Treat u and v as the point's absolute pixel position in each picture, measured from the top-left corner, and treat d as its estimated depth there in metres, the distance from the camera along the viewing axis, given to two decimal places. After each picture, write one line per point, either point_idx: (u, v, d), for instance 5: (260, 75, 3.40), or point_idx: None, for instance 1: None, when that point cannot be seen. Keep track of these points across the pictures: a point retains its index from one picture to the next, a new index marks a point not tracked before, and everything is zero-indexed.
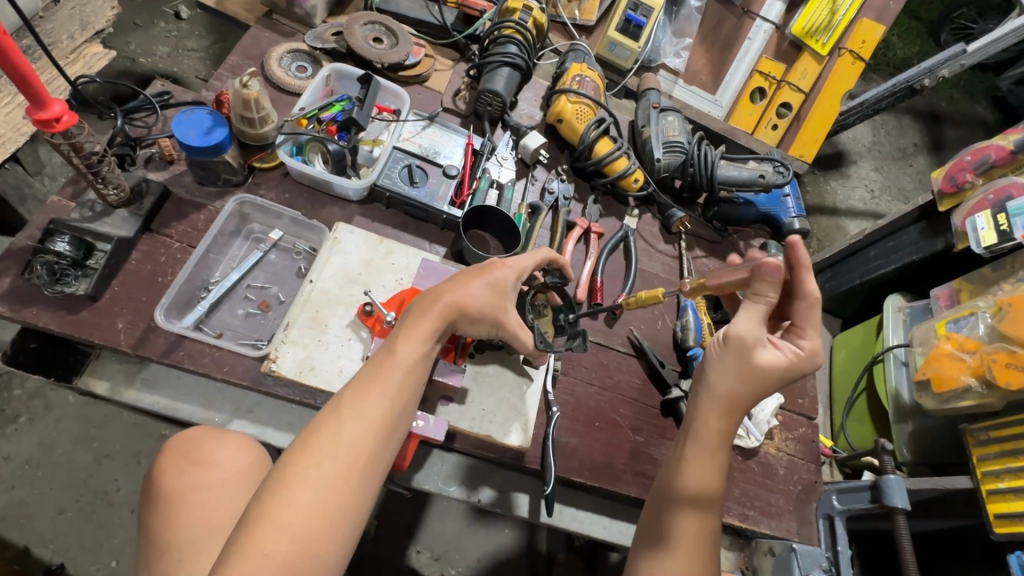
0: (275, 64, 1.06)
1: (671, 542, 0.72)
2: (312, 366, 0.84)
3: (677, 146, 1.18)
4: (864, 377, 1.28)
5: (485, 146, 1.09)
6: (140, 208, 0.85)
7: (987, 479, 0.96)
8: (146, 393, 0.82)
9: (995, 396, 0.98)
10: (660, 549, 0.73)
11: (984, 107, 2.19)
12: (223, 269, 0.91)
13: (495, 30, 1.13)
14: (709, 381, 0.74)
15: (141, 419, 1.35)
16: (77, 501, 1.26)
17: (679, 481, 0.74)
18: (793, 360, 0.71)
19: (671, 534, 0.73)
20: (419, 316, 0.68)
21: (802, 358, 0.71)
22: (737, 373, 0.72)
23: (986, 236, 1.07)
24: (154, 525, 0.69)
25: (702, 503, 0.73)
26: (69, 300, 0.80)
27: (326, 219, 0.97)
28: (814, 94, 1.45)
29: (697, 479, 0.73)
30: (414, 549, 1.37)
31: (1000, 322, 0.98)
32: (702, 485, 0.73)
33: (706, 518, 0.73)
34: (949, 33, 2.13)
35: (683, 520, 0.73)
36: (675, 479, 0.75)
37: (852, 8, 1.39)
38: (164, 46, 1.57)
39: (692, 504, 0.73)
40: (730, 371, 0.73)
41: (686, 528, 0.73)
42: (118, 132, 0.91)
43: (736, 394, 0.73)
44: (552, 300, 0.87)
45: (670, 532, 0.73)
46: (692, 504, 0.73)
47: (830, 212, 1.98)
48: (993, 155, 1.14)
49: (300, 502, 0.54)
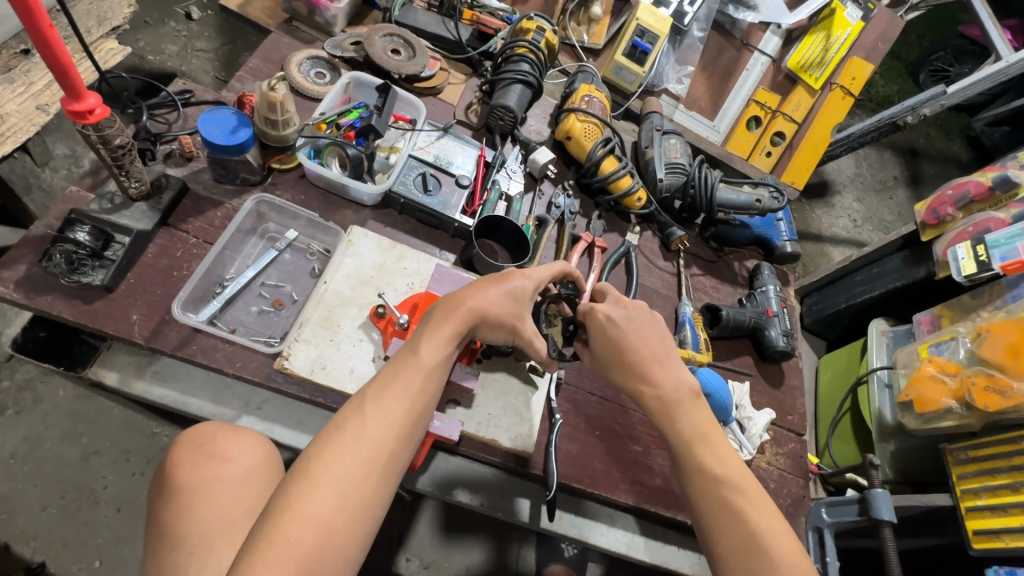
0: (295, 69, 1.08)
1: (721, 528, 0.66)
2: (323, 364, 0.85)
3: (679, 168, 1.23)
4: (849, 397, 1.33)
5: (496, 158, 1.12)
6: (159, 202, 0.87)
7: (966, 497, 1.00)
8: (156, 386, 0.83)
9: (973, 416, 1.04)
10: (727, 542, 0.65)
11: (960, 146, 2.31)
12: (238, 266, 0.92)
13: (508, 48, 1.17)
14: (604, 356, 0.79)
15: (132, 416, 1.33)
16: (62, 498, 1.23)
17: (700, 468, 0.70)
18: (620, 311, 0.79)
19: (724, 527, 0.66)
20: (441, 319, 0.70)
21: (617, 321, 0.78)
22: (605, 346, 0.78)
23: (966, 265, 1.13)
24: (165, 516, 0.69)
25: (731, 470, 0.69)
26: (84, 290, 0.80)
27: (340, 222, 0.99)
28: (806, 125, 1.53)
29: (713, 455, 0.71)
30: (404, 557, 1.36)
31: (979, 346, 1.04)
32: (710, 458, 0.70)
33: (741, 482, 0.69)
34: (927, 74, 2.24)
35: (714, 503, 0.68)
36: (693, 467, 0.70)
37: (843, 47, 1.47)
38: (174, 44, 1.58)
39: (708, 479, 0.69)
40: (613, 345, 0.77)
41: (741, 509, 0.66)
42: (141, 128, 0.93)
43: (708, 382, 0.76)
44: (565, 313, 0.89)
45: (733, 530, 0.65)
46: (725, 478, 0.69)
47: (815, 238, 2.06)
48: (972, 191, 1.21)
49: (324, 494, 0.56)
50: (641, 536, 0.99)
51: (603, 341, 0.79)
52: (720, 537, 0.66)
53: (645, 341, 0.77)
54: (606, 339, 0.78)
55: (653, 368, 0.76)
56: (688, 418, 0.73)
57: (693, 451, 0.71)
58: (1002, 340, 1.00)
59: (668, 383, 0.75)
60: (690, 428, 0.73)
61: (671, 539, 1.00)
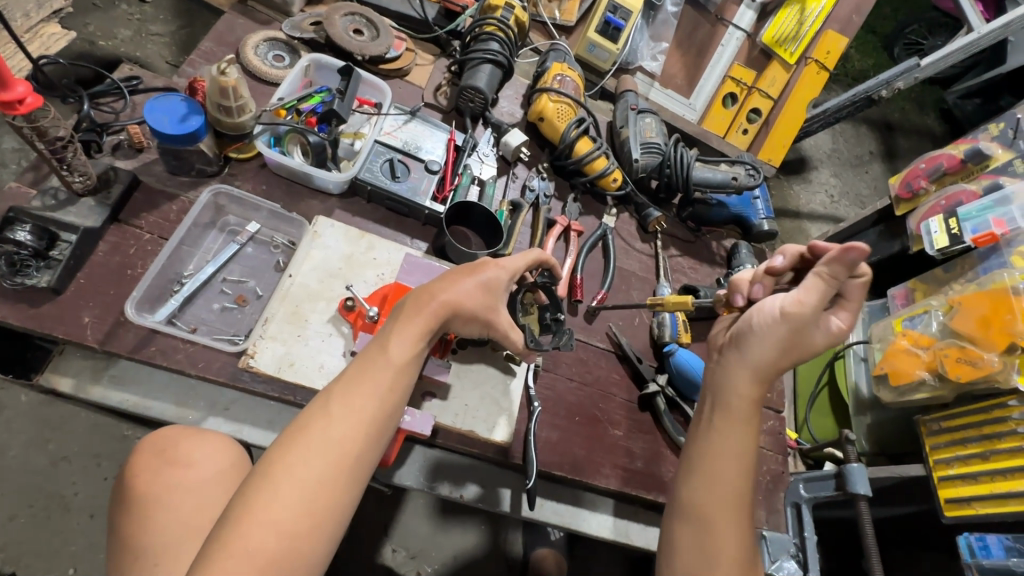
0: (252, 52, 1.03)
1: (704, 536, 0.71)
2: (291, 362, 0.82)
3: (654, 148, 1.20)
4: (826, 372, 1.34)
5: (466, 142, 1.08)
6: (107, 196, 0.82)
7: (938, 466, 1.02)
8: (114, 391, 0.79)
9: (947, 388, 1.05)
10: (706, 545, 0.71)
11: (933, 119, 2.32)
12: (197, 262, 0.88)
13: (476, 27, 1.12)
14: (747, 350, 0.73)
15: (102, 419, 1.29)
16: (31, 506, 1.19)
17: (720, 478, 0.72)
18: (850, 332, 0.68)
19: (709, 534, 0.71)
20: (412, 313, 0.68)
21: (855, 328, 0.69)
22: (781, 346, 0.71)
23: (939, 239, 1.13)
24: (129, 527, 0.67)
25: (744, 485, 0.73)
26: (30, 292, 0.76)
27: (305, 212, 0.95)
28: (782, 101, 1.52)
29: (719, 458, 0.73)
30: (389, 548, 1.35)
31: (951, 319, 1.05)
32: (734, 482, 0.72)
33: (742, 507, 0.72)
34: (902, 48, 2.24)
35: (714, 514, 0.71)
36: (714, 473, 0.72)
37: (818, 20, 1.45)
38: (127, 29, 1.49)
39: (719, 498, 0.72)
40: (777, 341, 0.71)
41: (736, 519, 0.71)
42: (84, 117, 0.88)
43: (770, 369, 0.72)
44: (770, 265, 0.73)
45: (713, 542, 0.71)
46: (737, 492, 0.72)
47: (793, 215, 2.06)
48: (945, 164, 1.21)
49: (288, 498, 0.54)
50: (623, 519, 1.00)
51: (786, 338, 0.70)
52: (703, 538, 0.71)
53: (772, 344, 0.71)
54: (793, 332, 0.69)
55: (742, 368, 0.74)
56: (729, 432, 0.73)
57: (724, 463, 0.73)
58: (973, 313, 1.01)
59: (749, 405, 0.73)
60: (728, 442, 0.73)
61: (653, 521, 1.01)
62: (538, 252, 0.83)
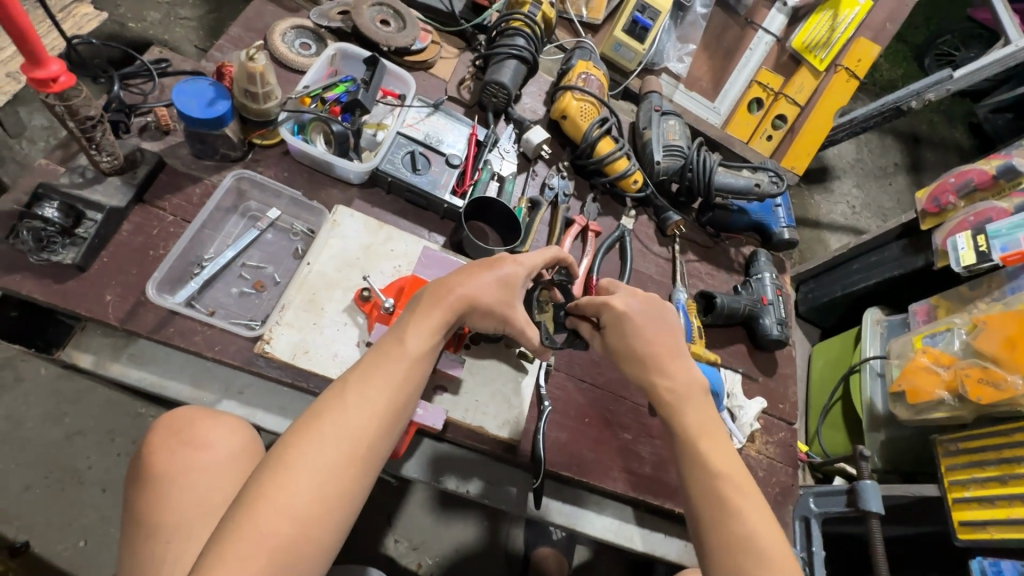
0: (279, 39, 1.03)
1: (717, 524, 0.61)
2: (306, 349, 0.82)
3: (677, 151, 1.19)
4: (840, 386, 1.32)
5: (488, 137, 1.08)
6: (133, 177, 0.83)
7: (954, 488, 1.00)
8: (132, 369, 0.80)
9: (966, 409, 1.03)
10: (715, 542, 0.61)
11: (962, 132, 2.28)
12: (218, 246, 0.89)
13: (503, 22, 1.11)
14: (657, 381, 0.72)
15: (117, 396, 1.31)
16: (46, 478, 1.21)
17: (701, 464, 0.65)
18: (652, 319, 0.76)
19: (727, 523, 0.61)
20: (430, 306, 0.68)
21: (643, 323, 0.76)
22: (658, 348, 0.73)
23: (966, 255, 1.11)
24: (141, 505, 0.68)
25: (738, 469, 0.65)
26: (55, 269, 0.77)
27: (325, 201, 0.96)
28: (809, 107, 1.49)
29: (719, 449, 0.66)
30: (392, 538, 1.36)
31: (975, 339, 1.02)
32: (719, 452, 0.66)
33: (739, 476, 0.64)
34: (933, 58, 2.19)
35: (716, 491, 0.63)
36: (694, 463, 0.66)
37: (851, 27, 1.42)
38: (157, 12, 1.51)
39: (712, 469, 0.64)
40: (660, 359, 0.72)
41: (738, 512, 0.61)
42: (114, 97, 0.89)
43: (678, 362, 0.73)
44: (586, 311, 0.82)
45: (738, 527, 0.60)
46: (728, 479, 0.63)
47: (813, 224, 2.03)
48: (976, 179, 1.18)
49: (301, 485, 0.54)
50: (627, 524, 0.99)
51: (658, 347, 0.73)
52: (703, 544, 0.62)
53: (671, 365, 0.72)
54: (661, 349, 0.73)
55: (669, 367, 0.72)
56: (693, 416, 0.69)
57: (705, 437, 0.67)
58: (998, 333, 0.99)
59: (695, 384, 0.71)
60: (694, 425, 0.68)
61: (658, 526, 1.01)
62: (559, 249, 0.84)
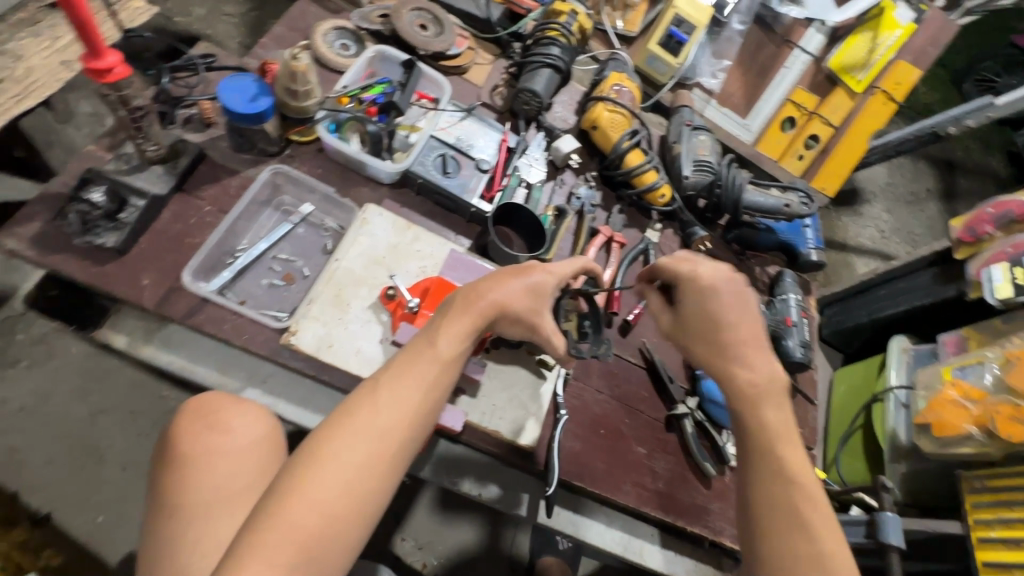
0: (321, 39, 1.05)
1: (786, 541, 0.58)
2: (330, 343, 0.84)
3: (707, 166, 1.18)
4: (862, 414, 1.29)
5: (519, 144, 1.09)
6: (175, 166, 0.86)
7: (978, 526, 0.97)
8: (163, 352, 0.83)
9: (994, 446, 0.99)
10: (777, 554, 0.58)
11: (999, 160, 2.22)
12: (251, 237, 0.91)
13: (539, 31, 1.13)
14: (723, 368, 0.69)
15: (142, 377, 1.35)
16: (70, 453, 1.25)
17: (779, 472, 0.61)
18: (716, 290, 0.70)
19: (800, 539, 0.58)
20: (461, 310, 0.69)
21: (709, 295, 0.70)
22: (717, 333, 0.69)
23: (1002, 288, 1.08)
24: (165, 484, 0.70)
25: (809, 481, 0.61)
26: (97, 251, 0.80)
27: (356, 199, 0.97)
28: (843, 130, 1.47)
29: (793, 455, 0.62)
30: (399, 536, 1.36)
31: (1007, 374, 0.99)
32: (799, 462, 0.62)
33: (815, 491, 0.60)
34: (973, 84, 2.15)
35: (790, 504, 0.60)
36: (771, 469, 0.62)
37: (891, 49, 1.39)
38: (202, 7, 1.56)
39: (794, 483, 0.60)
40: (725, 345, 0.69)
41: (805, 526, 0.58)
42: (162, 90, 0.93)
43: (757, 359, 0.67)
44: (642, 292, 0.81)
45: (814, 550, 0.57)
46: (804, 489, 0.60)
47: (840, 247, 2.00)
48: (1014, 211, 1.14)
49: (330, 481, 0.55)
50: (637, 538, 0.98)
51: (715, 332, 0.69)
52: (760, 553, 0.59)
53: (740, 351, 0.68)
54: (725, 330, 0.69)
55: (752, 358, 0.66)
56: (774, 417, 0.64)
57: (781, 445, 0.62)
58: None
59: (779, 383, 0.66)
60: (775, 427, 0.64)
61: (668, 543, 1.00)
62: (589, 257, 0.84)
